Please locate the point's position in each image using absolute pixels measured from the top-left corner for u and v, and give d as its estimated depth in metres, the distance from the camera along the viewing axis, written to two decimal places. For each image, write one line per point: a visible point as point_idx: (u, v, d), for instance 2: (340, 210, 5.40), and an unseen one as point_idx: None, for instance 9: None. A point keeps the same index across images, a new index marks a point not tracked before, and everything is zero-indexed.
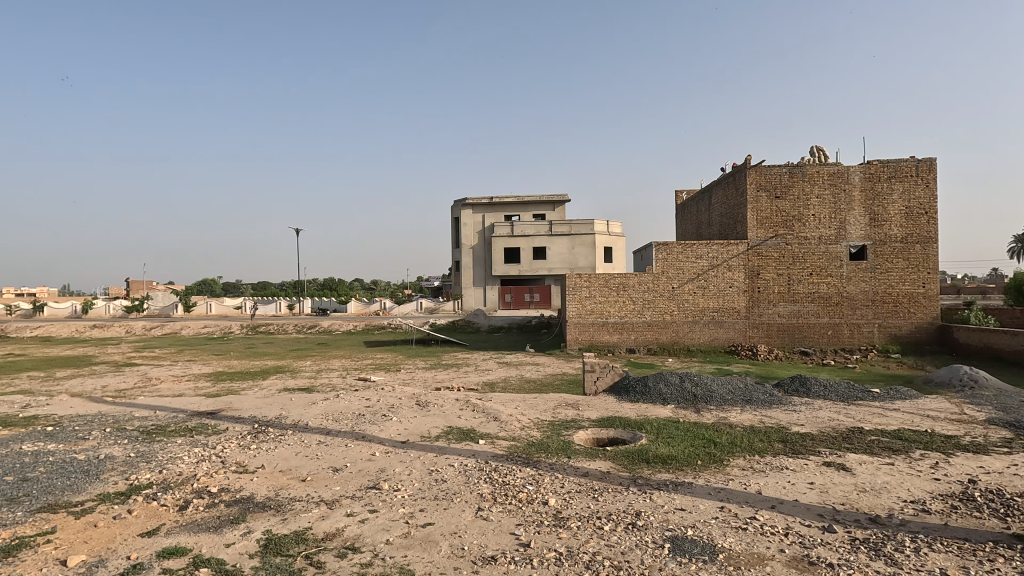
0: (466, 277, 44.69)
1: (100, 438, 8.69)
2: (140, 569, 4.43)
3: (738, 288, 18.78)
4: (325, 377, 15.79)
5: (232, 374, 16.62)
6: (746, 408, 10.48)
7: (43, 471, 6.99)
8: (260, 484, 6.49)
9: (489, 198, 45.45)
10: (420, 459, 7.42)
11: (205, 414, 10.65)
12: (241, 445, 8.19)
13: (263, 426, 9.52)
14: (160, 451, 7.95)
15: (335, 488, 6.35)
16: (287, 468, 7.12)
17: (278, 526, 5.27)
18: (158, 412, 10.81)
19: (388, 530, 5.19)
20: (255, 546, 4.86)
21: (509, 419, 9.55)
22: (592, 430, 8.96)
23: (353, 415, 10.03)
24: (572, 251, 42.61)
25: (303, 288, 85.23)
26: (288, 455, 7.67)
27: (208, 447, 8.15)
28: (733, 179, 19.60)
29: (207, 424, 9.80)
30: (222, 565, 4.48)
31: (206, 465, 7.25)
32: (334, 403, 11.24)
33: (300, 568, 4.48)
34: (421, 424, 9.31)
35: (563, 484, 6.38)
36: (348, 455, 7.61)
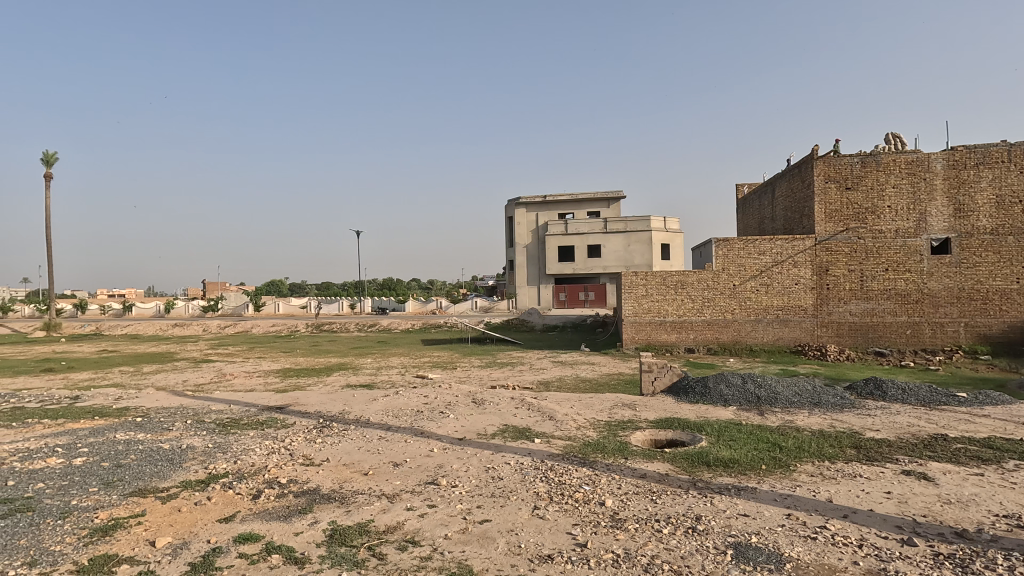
0: (520, 275, 44.85)
1: (183, 429, 9.35)
2: (220, 552, 4.73)
3: (805, 285, 17.90)
4: (385, 374, 16.24)
5: (298, 371, 17.41)
6: (815, 411, 9.97)
7: (133, 459, 7.57)
8: (326, 477, 6.78)
9: (543, 197, 45.39)
10: (478, 456, 7.53)
11: (275, 409, 11.24)
12: (308, 438, 8.59)
13: (328, 420, 9.95)
14: (235, 443, 8.44)
15: (396, 482, 6.55)
16: (350, 461, 7.40)
17: (342, 518, 5.49)
18: (233, 406, 11.50)
19: (447, 525, 5.30)
20: (321, 535, 5.08)
21: (565, 418, 9.52)
22: (650, 431, 8.79)
23: (413, 412, 10.31)
24: (627, 248, 41.94)
25: (364, 287, 88.35)
26: (351, 449, 7.97)
27: (278, 440, 8.59)
28: (798, 170, 18.70)
29: (277, 418, 10.33)
30: (292, 553, 4.72)
31: (277, 457, 7.65)
32: (394, 399, 11.57)
33: (364, 559, 4.64)
34: (477, 422, 9.43)
35: (620, 485, 6.29)
36: (407, 451, 7.82)
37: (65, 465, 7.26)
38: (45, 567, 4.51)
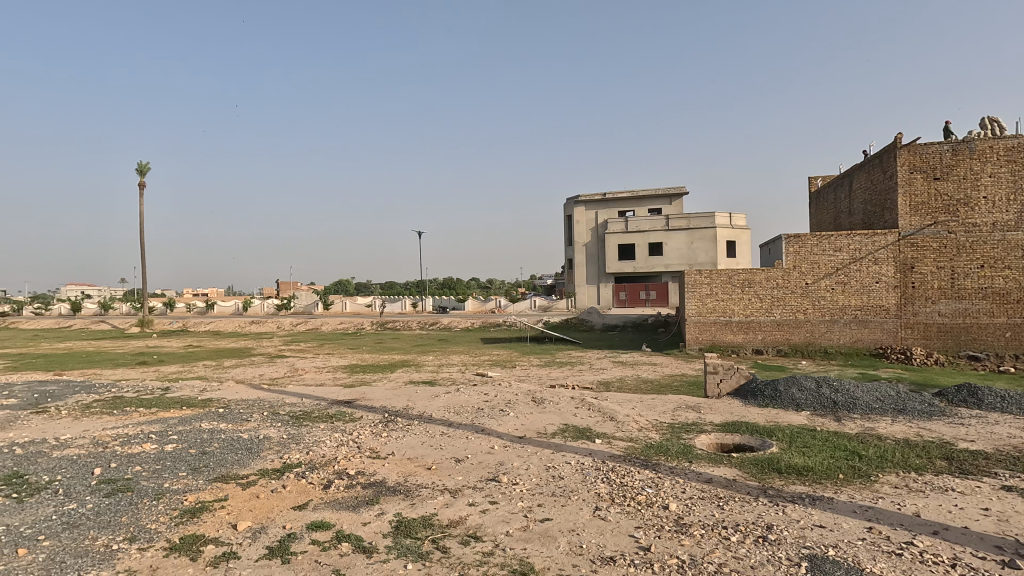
0: (579, 274, 44.52)
1: (260, 420, 9.94)
2: (295, 538, 4.99)
3: (886, 283, 16.74)
4: (446, 371, 16.57)
5: (364, 367, 18.08)
6: (899, 418, 9.30)
7: (217, 447, 8.12)
8: (391, 470, 7.00)
9: (602, 194, 44.81)
10: (538, 455, 7.54)
11: (343, 403, 11.73)
12: (374, 432, 8.90)
13: (393, 415, 10.27)
14: (307, 435, 8.88)
15: (458, 478, 6.67)
16: (414, 456, 7.61)
17: (408, 510, 5.65)
18: (305, 400, 12.09)
19: (508, 522, 5.34)
20: (388, 527, 5.26)
21: (626, 419, 9.36)
22: (716, 434, 8.48)
23: (474, 409, 10.46)
24: (690, 246, 40.73)
25: (424, 286, 90.39)
26: (414, 444, 8.19)
27: (346, 433, 8.95)
28: (879, 160, 17.51)
29: (345, 411, 10.77)
30: (360, 542, 4.91)
31: (346, 449, 7.98)
32: (455, 396, 11.78)
33: (428, 551, 4.76)
34: (537, 421, 9.44)
35: (685, 490, 6.12)
36: (469, 447, 7.95)
37: (158, 451, 7.88)
38: (142, 543, 4.92)
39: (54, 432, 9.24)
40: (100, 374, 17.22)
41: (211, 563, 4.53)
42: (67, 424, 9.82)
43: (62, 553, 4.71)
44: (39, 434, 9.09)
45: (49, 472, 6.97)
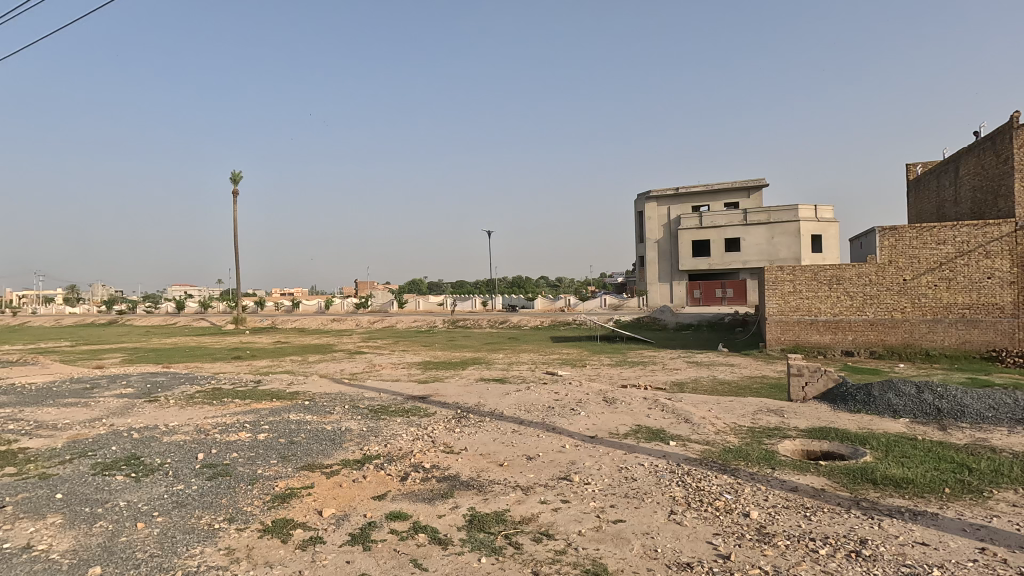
0: (651, 271, 43.46)
1: (342, 413, 10.48)
2: (375, 527, 5.22)
3: (1000, 279, 15.11)
4: (516, 369, 16.69)
5: (437, 363, 18.57)
6: (1017, 429, 8.36)
7: (304, 437, 8.64)
8: (464, 464, 7.16)
9: (675, 189, 43.41)
10: (611, 455, 7.44)
11: (418, 398, 12.12)
12: (447, 427, 9.13)
13: (465, 411, 10.50)
14: (385, 428, 9.25)
15: (529, 475, 6.71)
16: (486, 452, 7.73)
17: (481, 505, 5.76)
18: (382, 394, 12.62)
19: (581, 522, 5.31)
20: (462, 520, 5.38)
21: (702, 422, 9.02)
22: (802, 441, 7.99)
23: (544, 407, 10.49)
24: (771, 241, 38.69)
25: (494, 284, 91.74)
26: (486, 440, 8.32)
27: (421, 428, 9.25)
28: (991, 143, 15.82)
29: (420, 406, 11.13)
30: (436, 534, 5.05)
31: (421, 443, 8.24)
32: (526, 394, 11.86)
33: (501, 546, 4.83)
34: (609, 421, 9.32)
35: (767, 497, 5.82)
36: (540, 445, 7.99)
37: (252, 439, 8.50)
38: (240, 524, 5.32)
39: (164, 419, 10.19)
40: (201, 367, 18.82)
41: (300, 546, 4.82)
42: (175, 412, 10.81)
43: (173, 529, 5.19)
44: (151, 421, 10.06)
45: (161, 455, 7.71)
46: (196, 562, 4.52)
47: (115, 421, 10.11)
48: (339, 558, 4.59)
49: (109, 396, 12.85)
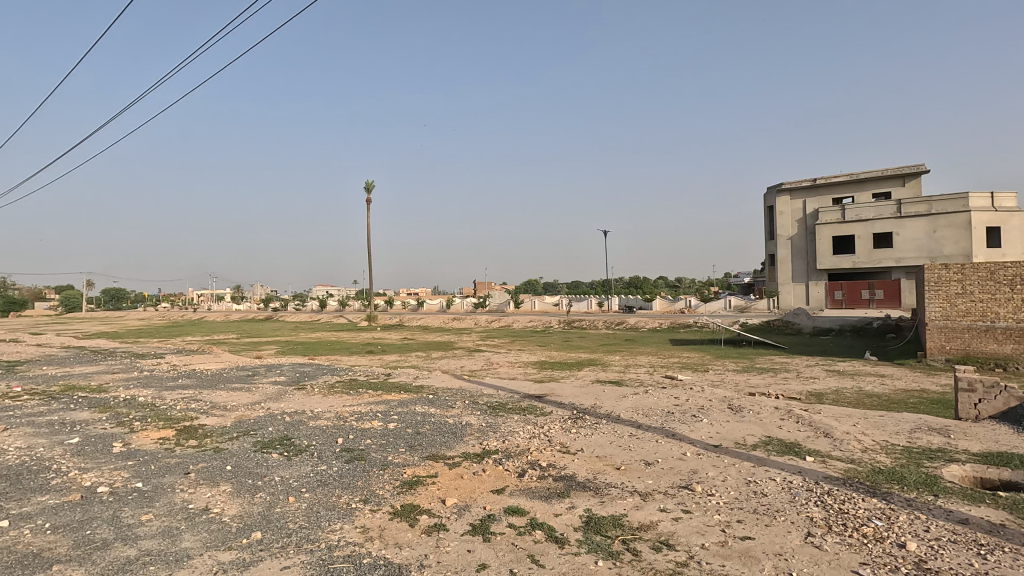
0: (783, 271, 40.08)
1: (463, 408, 10.96)
2: (494, 520, 5.38)
3: None
4: (633, 372, 16.25)
5: (553, 363, 18.70)
6: None
7: (428, 429, 9.16)
8: (581, 465, 7.13)
9: (812, 179, 39.42)
10: (737, 466, 6.98)
11: (534, 397, 12.30)
12: (563, 428, 9.15)
13: (582, 412, 10.46)
14: (502, 424, 9.50)
15: (648, 481, 6.51)
16: (602, 454, 7.62)
17: (597, 507, 5.70)
18: (500, 392, 12.99)
19: (703, 535, 5.04)
20: (578, 521, 5.37)
21: (845, 437, 8.13)
22: (973, 466, 6.88)
23: (663, 412, 10.12)
24: (932, 235, 33.91)
25: (610, 285, 90.47)
26: (603, 442, 8.21)
27: (537, 426, 9.37)
28: None
29: (536, 405, 11.28)
30: (552, 532, 5.09)
31: (537, 441, 8.36)
32: (644, 398, 11.52)
33: (619, 551, 4.73)
34: (735, 430, 8.75)
35: (929, 528, 5.09)
36: (660, 451, 7.71)
37: (383, 428, 9.19)
38: (373, 505, 5.78)
39: (309, 405, 11.39)
40: (340, 360, 20.76)
41: (426, 531, 5.11)
42: (319, 399, 12.04)
43: (318, 505, 5.78)
44: (299, 406, 11.29)
45: (307, 438, 8.61)
46: (337, 536, 4.99)
47: (271, 405, 11.50)
48: (460, 546, 4.80)
49: (267, 382, 14.65)
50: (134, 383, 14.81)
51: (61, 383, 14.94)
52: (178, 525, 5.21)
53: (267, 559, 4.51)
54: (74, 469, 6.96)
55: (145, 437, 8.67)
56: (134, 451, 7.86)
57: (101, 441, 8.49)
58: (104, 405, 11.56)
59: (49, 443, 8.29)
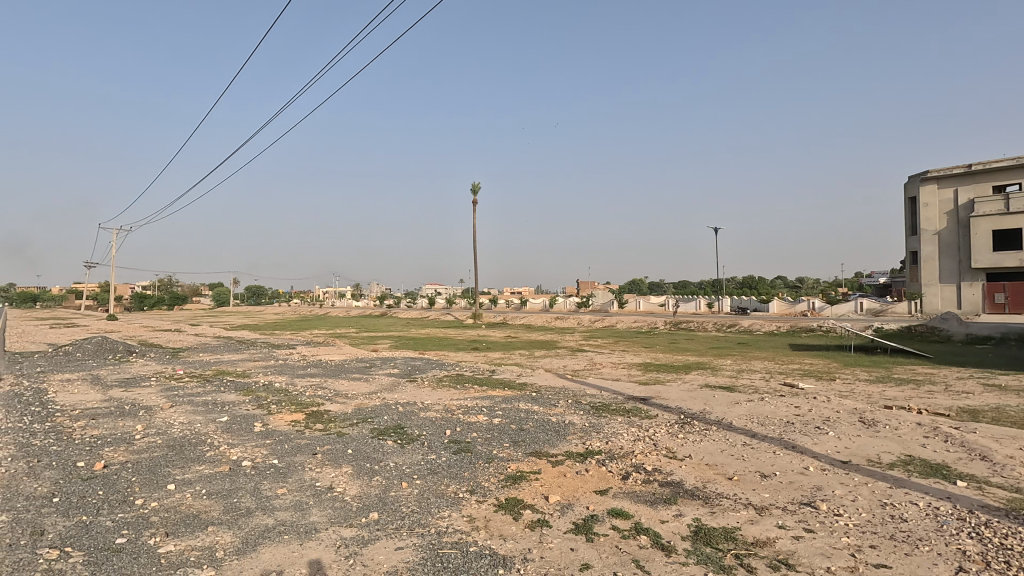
0: (927, 270, 35.51)
1: (566, 407, 10.97)
2: (598, 521, 5.32)
3: None
4: (747, 378, 15.27)
5: (659, 366, 18.11)
6: None
7: (531, 426, 9.28)
8: (689, 472, 6.83)
9: (965, 166, 34.59)
10: (870, 486, 6.30)
11: (639, 399, 12.00)
12: (670, 432, 8.84)
13: (690, 417, 10.02)
14: (606, 425, 9.38)
15: (764, 495, 6.08)
16: (713, 462, 7.25)
17: (707, 517, 5.44)
18: (603, 392, 12.82)
19: (828, 557, 4.61)
20: (686, 529, 5.15)
21: (1008, 462, 7.03)
22: None
23: (782, 422, 9.41)
24: None
25: (721, 286, 85.70)
26: (713, 450, 7.81)
27: (642, 429, 9.13)
28: None
29: (641, 408, 10.99)
30: (658, 539, 4.94)
31: (642, 444, 8.14)
32: (759, 406, 10.78)
33: (730, 565, 4.48)
34: (867, 446, 7.91)
35: None
36: (777, 464, 7.17)
37: (488, 422, 9.46)
38: (479, 496, 5.97)
39: (420, 397, 12.03)
40: (448, 356, 21.68)
41: (529, 526, 5.19)
42: (428, 392, 12.68)
43: (429, 492, 6.08)
44: (411, 398, 11.97)
45: (419, 427, 9.09)
46: (446, 523, 5.22)
47: (385, 395, 12.30)
48: (563, 544, 4.81)
49: (383, 374, 15.68)
50: (272, 370, 16.56)
51: (215, 368, 17.11)
52: (307, 499, 5.75)
53: (383, 538, 4.83)
54: (224, 443, 7.94)
55: (280, 419, 9.68)
56: (271, 431, 8.80)
57: (245, 420, 9.60)
58: (248, 388, 13.06)
59: (205, 420, 9.53)
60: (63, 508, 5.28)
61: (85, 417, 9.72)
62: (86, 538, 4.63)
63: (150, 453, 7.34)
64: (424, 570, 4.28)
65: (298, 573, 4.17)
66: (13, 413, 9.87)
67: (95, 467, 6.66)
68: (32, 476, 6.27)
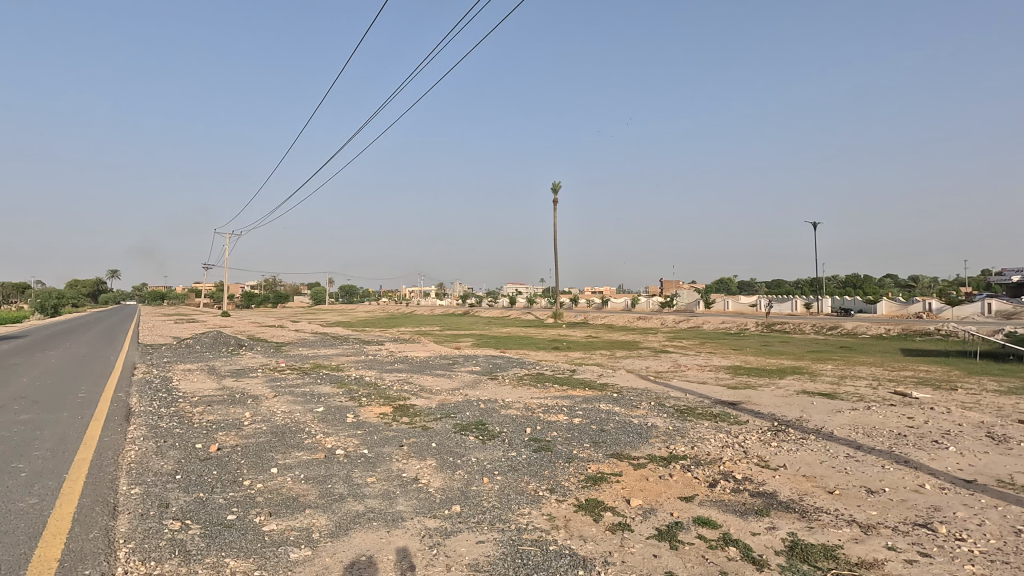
0: None
1: (649, 409, 10.66)
2: (683, 528, 5.13)
3: None
4: (851, 385, 14.07)
5: (749, 369, 17.14)
6: None
7: (613, 427, 9.11)
8: (783, 483, 6.41)
9: None
10: (1000, 510, 5.58)
11: (727, 403, 11.43)
12: (762, 440, 8.33)
13: (784, 425, 9.40)
14: (691, 430, 9.02)
15: (871, 512, 5.57)
16: (810, 474, 6.75)
17: (803, 532, 5.07)
18: (688, 395, 12.34)
19: None
20: (780, 544, 4.84)
21: None
22: None
23: (892, 434, 8.58)
24: None
25: (821, 286, 79.74)
26: (811, 460, 7.27)
27: (731, 435, 8.68)
28: None
29: (730, 413, 10.45)
30: (749, 551, 4.67)
31: (731, 451, 7.74)
32: (864, 415, 9.90)
33: None
34: (997, 465, 7.01)
35: None
36: (887, 479, 6.54)
37: (569, 422, 9.40)
38: (559, 496, 5.94)
39: (501, 395, 12.20)
40: (528, 354, 21.84)
41: (610, 529, 5.09)
42: (509, 390, 12.82)
43: (509, 488, 6.13)
44: (492, 395, 12.16)
45: (500, 424, 9.23)
46: (526, 520, 5.25)
47: (468, 391, 12.59)
48: (646, 550, 4.67)
49: (465, 371, 16.06)
50: (363, 365, 17.48)
51: (313, 361, 18.34)
52: (394, 489, 6.01)
53: (465, 531, 4.95)
54: (320, 432, 8.49)
55: (369, 412, 10.20)
56: (362, 423, 9.29)
57: (339, 411, 10.21)
58: (341, 382, 13.88)
59: (304, 410, 10.23)
60: (184, 484, 5.89)
61: (203, 403, 10.77)
62: (202, 513, 5.12)
63: (257, 438, 8.00)
64: (503, 565, 4.32)
65: (387, 558, 4.37)
66: (145, 398, 11.14)
67: (211, 449, 7.37)
68: (160, 454, 7.03)
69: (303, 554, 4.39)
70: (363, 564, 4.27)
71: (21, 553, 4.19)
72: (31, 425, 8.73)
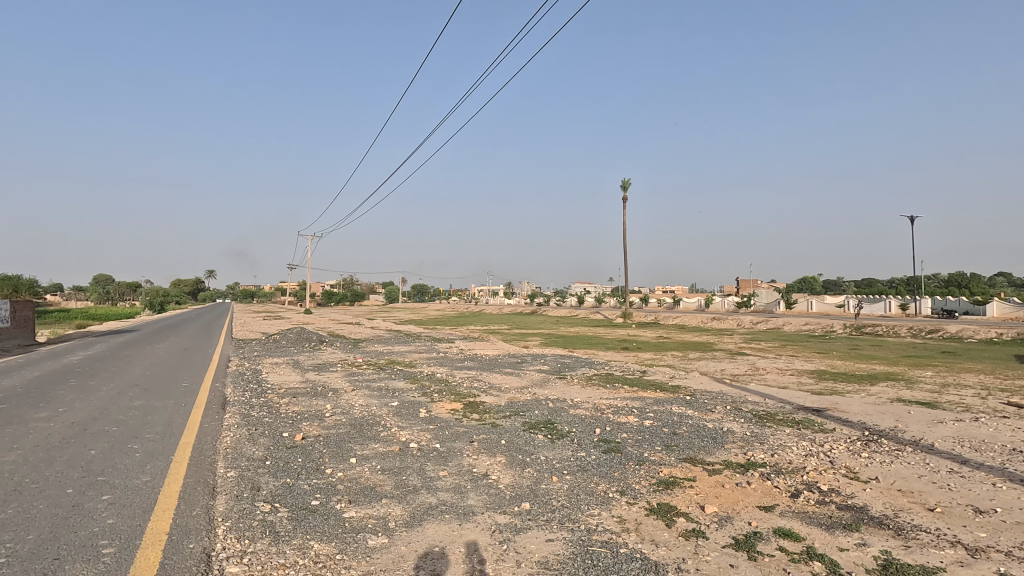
0: None
1: (725, 413, 10.24)
2: (763, 539, 4.89)
3: None
4: (955, 393, 12.84)
5: (836, 374, 16.06)
6: None
7: (686, 431, 8.84)
8: (874, 497, 5.96)
9: None
10: None
11: (811, 409, 10.76)
12: (850, 450, 7.78)
13: (877, 435, 8.72)
14: (771, 436, 8.58)
15: (979, 534, 5.07)
16: (907, 489, 6.23)
17: (899, 551, 4.69)
18: (767, 400, 11.75)
19: None
20: (871, 562, 4.51)
21: None
22: None
23: (1003, 449, 7.76)
24: None
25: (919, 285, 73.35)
26: (908, 475, 6.71)
27: (816, 443, 8.17)
28: None
29: (815, 420, 9.82)
30: (836, 567, 4.39)
31: (815, 460, 7.28)
32: (971, 427, 9.00)
33: None
34: None
35: None
36: (998, 499, 5.92)
37: (640, 424, 9.22)
38: (629, 498, 5.86)
39: (570, 394, 12.12)
40: (597, 354, 21.62)
41: (684, 535, 4.95)
42: (577, 390, 12.75)
43: (579, 489, 6.10)
44: (561, 394, 12.12)
45: (569, 424, 9.17)
46: (597, 522, 5.20)
47: (536, 390, 12.66)
48: (722, 558, 4.51)
49: (534, 370, 16.10)
50: (435, 361, 17.94)
51: (387, 357, 19.08)
52: (465, 484, 6.14)
53: (534, 529, 4.97)
54: (395, 426, 8.83)
55: (441, 407, 10.48)
56: (434, 418, 9.58)
57: (412, 406, 10.58)
58: (414, 377, 14.36)
59: (380, 404, 10.70)
60: (273, 470, 6.31)
61: (289, 394, 11.52)
62: (289, 497, 5.47)
63: (337, 429, 8.44)
64: (573, 565, 4.31)
65: (459, 551, 4.48)
66: (238, 388, 12.03)
67: (296, 437, 7.87)
68: (251, 441, 7.58)
69: (380, 541, 4.58)
70: (435, 555, 4.39)
71: (136, 525, 4.66)
72: (143, 410, 9.69)
